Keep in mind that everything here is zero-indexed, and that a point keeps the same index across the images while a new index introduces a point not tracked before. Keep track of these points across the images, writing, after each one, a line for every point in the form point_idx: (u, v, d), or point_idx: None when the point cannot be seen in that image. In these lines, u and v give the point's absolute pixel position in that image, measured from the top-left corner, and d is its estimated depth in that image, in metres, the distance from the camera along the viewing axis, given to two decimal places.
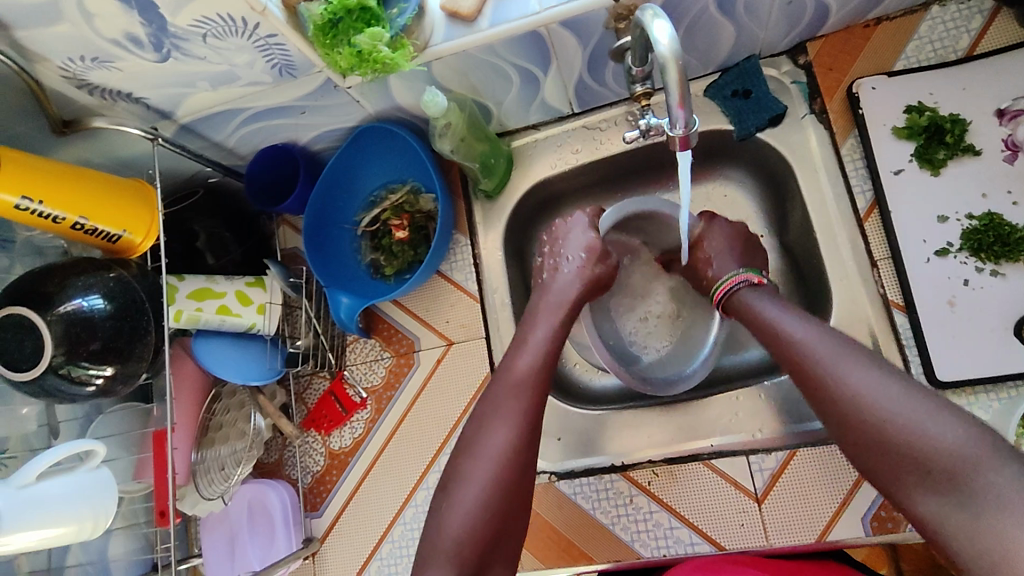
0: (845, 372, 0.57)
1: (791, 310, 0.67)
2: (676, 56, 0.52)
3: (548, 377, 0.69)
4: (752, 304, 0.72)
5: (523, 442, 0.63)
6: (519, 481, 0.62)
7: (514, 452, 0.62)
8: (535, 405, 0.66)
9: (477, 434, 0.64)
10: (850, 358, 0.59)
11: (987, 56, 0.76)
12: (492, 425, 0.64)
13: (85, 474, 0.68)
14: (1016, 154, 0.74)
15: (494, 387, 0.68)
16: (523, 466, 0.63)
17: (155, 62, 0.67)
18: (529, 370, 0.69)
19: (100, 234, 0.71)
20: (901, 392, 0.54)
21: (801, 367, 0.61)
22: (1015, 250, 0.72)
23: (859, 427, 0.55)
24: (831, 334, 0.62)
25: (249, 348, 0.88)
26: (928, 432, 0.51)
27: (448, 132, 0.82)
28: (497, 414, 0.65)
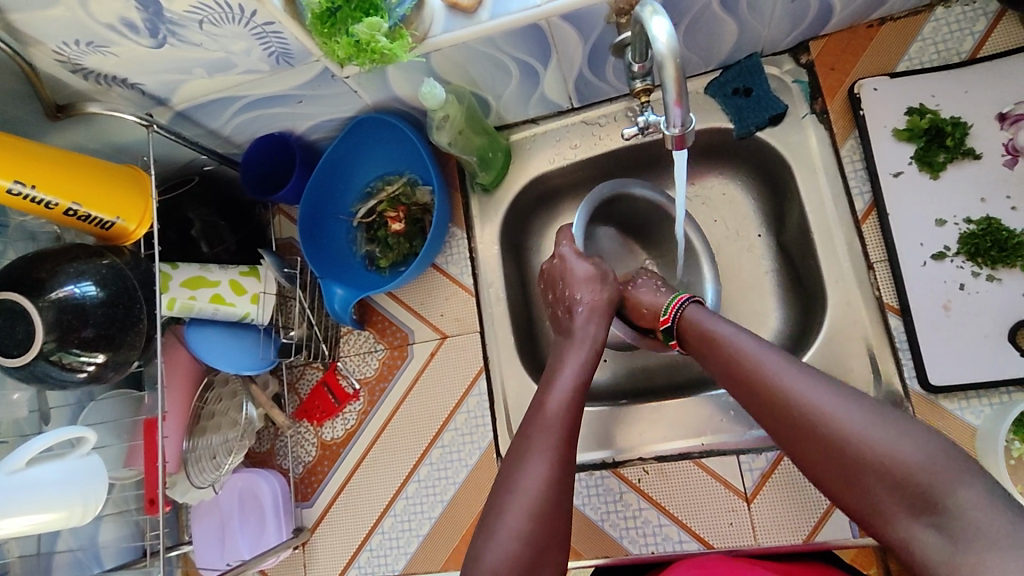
0: (803, 394, 0.58)
1: (744, 328, 0.67)
2: (674, 54, 0.52)
3: (578, 415, 0.70)
4: (699, 323, 0.71)
5: (558, 479, 0.64)
6: (556, 515, 0.63)
7: (552, 490, 0.63)
8: (568, 441, 0.67)
9: (512, 468, 0.65)
10: (802, 377, 0.60)
11: (990, 59, 0.76)
12: (528, 461, 0.65)
13: (77, 460, 0.68)
14: (1016, 159, 0.74)
15: (526, 424, 0.69)
16: (561, 505, 0.64)
17: (150, 48, 0.67)
18: (560, 407, 0.69)
19: (93, 221, 0.70)
20: (858, 408, 0.56)
21: (755, 388, 0.62)
22: (1012, 256, 0.72)
23: (821, 446, 0.56)
24: (779, 352, 0.63)
25: (243, 337, 0.88)
26: (896, 450, 0.53)
27: (446, 124, 0.81)
28: (531, 449, 0.66)
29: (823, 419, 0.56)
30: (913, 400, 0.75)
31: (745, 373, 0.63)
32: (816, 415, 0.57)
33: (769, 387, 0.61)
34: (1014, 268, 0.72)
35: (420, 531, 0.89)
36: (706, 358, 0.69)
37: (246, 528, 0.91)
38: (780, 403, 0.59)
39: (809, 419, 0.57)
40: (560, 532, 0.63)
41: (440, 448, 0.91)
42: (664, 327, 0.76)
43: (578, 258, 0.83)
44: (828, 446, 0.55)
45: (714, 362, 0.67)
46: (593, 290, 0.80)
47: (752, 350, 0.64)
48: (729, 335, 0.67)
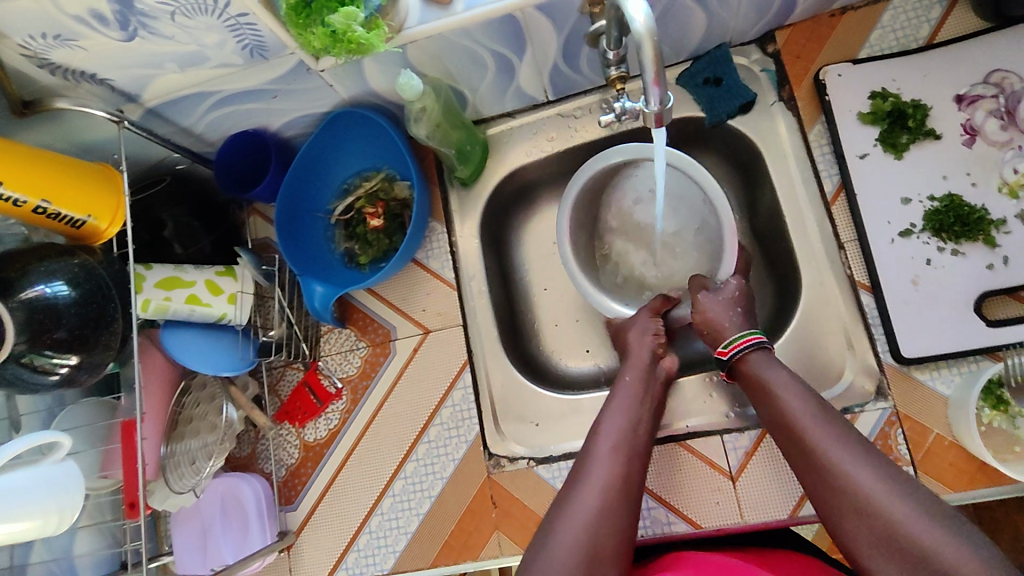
0: (845, 463, 0.59)
1: (799, 379, 0.68)
2: (651, 33, 0.53)
3: (641, 448, 0.72)
4: (757, 367, 0.72)
5: (617, 503, 0.65)
6: (618, 540, 0.63)
7: (609, 507, 0.65)
8: (632, 470, 0.69)
9: (571, 490, 0.67)
10: (847, 448, 0.60)
11: (946, 44, 0.79)
12: (587, 484, 0.67)
13: (49, 466, 0.66)
14: (974, 138, 0.77)
15: (583, 454, 0.71)
16: (620, 524, 0.64)
17: (120, 41, 0.65)
18: (623, 437, 0.71)
19: (63, 219, 0.68)
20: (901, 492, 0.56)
21: (802, 448, 0.63)
22: (974, 230, 0.75)
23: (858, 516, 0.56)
24: (833, 417, 0.64)
25: (220, 339, 0.86)
26: (927, 535, 0.53)
27: (423, 117, 0.81)
28: (592, 473, 0.68)
29: (864, 496, 0.57)
30: (887, 373, 0.77)
31: (796, 435, 0.64)
32: (856, 489, 0.57)
33: (813, 453, 0.61)
34: (977, 242, 0.75)
35: (409, 528, 0.88)
36: (761, 405, 0.70)
37: (229, 532, 0.90)
38: (821, 468, 0.60)
39: (849, 492, 0.58)
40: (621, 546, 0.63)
41: (426, 443, 0.90)
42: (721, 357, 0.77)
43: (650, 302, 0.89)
44: (863, 522, 0.56)
45: (768, 412, 0.69)
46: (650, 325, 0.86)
47: (803, 410, 0.65)
48: (785, 387, 0.68)
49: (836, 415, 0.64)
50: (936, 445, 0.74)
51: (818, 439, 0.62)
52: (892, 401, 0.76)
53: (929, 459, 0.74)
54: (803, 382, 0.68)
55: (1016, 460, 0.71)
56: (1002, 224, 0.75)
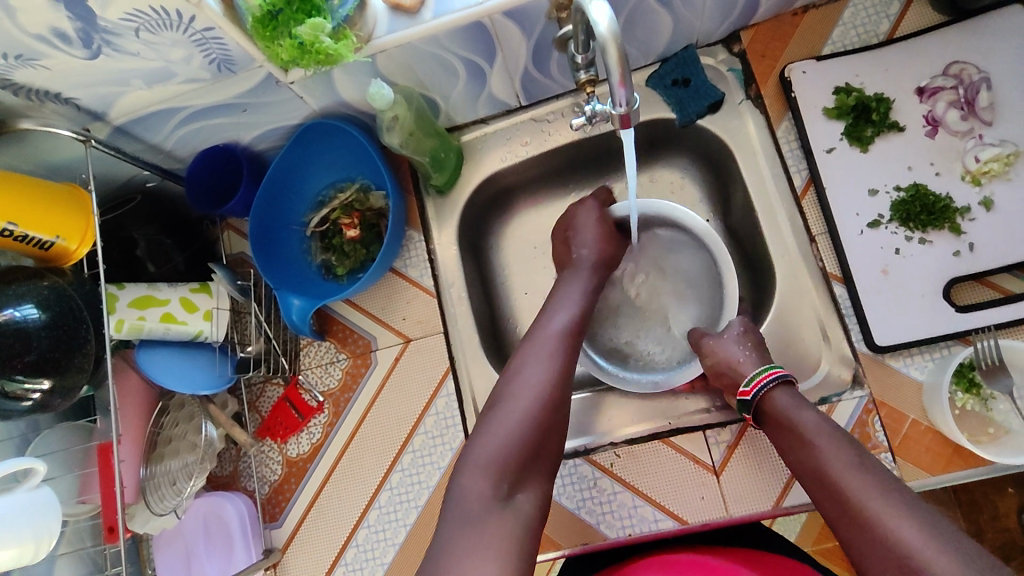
0: (885, 513, 0.55)
1: (830, 422, 0.66)
2: (615, 36, 0.54)
3: (578, 330, 0.77)
4: (787, 411, 0.69)
5: (559, 378, 0.70)
6: (556, 412, 0.68)
7: (550, 382, 0.70)
8: (569, 350, 0.74)
9: (515, 373, 0.71)
10: (888, 497, 0.56)
11: (905, 39, 0.81)
12: (530, 363, 0.71)
13: (25, 494, 0.64)
14: (936, 129, 0.79)
15: (527, 339, 0.75)
16: (561, 397, 0.69)
17: (84, 59, 0.65)
18: (562, 322, 0.77)
19: (31, 242, 0.67)
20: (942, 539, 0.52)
21: (838, 499, 0.59)
22: (940, 219, 0.77)
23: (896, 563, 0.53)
24: (873, 468, 0.60)
25: (196, 357, 0.85)
26: None
27: (395, 126, 0.81)
28: (535, 355, 0.72)
29: (906, 549, 0.53)
30: (862, 362, 0.78)
31: (833, 484, 0.60)
32: (898, 540, 0.53)
33: (852, 503, 0.58)
34: (943, 230, 0.77)
35: (396, 540, 0.87)
36: (792, 452, 0.66)
37: (212, 553, 0.89)
38: (861, 520, 0.56)
39: (891, 546, 0.53)
40: (560, 426, 0.68)
41: (410, 453, 0.89)
42: (742, 399, 0.74)
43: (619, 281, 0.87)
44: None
45: (801, 459, 0.65)
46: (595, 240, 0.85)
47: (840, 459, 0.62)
48: (816, 430, 0.65)
49: (877, 466, 0.61)
50: (913, 430, 0.76)
51: (856, 489, 0.58)
52: (868, 389, 0.78)
53: (906, 445, 0.75)
54: (839, 431, 0.65)
55: (990, 442, 0.73)
56: (966, 211, 0.77)
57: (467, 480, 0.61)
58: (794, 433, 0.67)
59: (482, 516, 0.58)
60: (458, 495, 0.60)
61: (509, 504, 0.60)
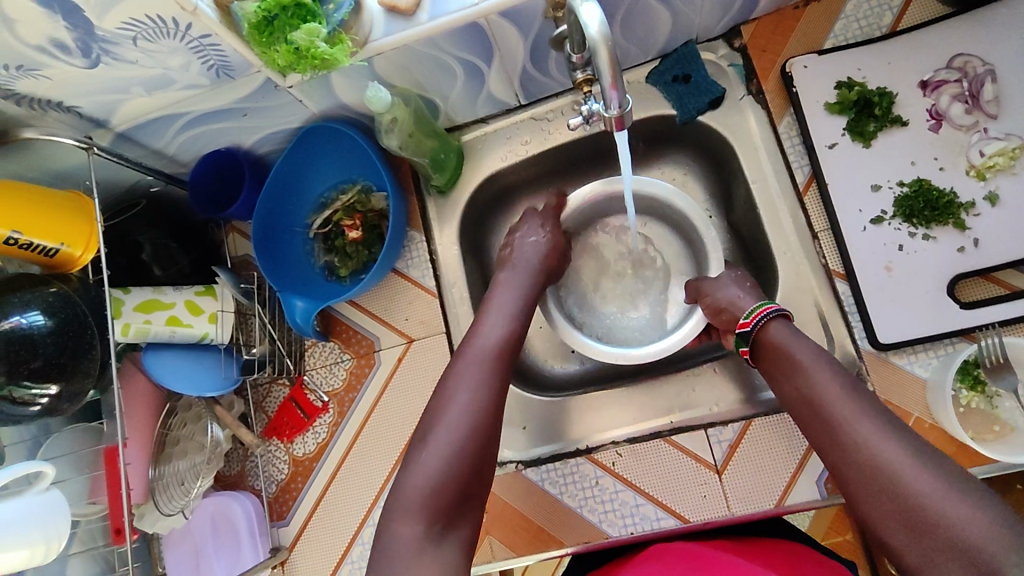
0: (871, 439, 0.56)
1: (824, 352, 0.66)
2: (605, 39, 0.54)
3: (509, 350, 0.72)
4: (782, 340, 0.69)
5: (489, 405, 0.66)
6: (485, 444, 0.64)
7: (480, 408, 0.65)
8: (499, 372, 0.69)
9: (444, 393, 0.67)
10: (874, 423, 0.57)
11: (908, 31, 0.80)
12: (458, 385, 0.67)
13: (34, 496, 0.65)
14: (940, 123, 0.78)
15: (458, 357, 0.71)
16: (490, 422, 0.65)
17: (84, 68, 0.66)
18: (493, 343, 0.72)
19: (36, 249, 0.68)
20: (930, 465, 0.53)
21: (826, 422, 0.60)
22: (944, 214, 0.76)
23: (881, 489, 0.54)
24: (861, 393, 0.61)
25: (202, 358, 0.86)
26: (964, 518, 0.49)
27: (394, 127, 0.81)
28: (463, 377, 0.68)
29: (890, 471, 0.54)
30: (865, 360, 0.78)
31: (822, 409, 0.61)
32: (886, 465, 0.54)
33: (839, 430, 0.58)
34: (947, 226, 0.76)
35: None
36: (785, 381, 0.67)
37: (221, 550, 0.90)
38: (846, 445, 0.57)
39: (877, 470, 0.54)
40: (493, 443, 0.65)
41: None
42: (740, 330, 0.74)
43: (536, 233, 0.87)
44: (886, 498, 0.53)
45: (792, 388, 0.65)
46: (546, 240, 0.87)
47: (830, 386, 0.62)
48: (811, 359, 0.65)
49: (866, 391, 0.61)
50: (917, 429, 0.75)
51: (847, 415, 0.59)
52: (871, 387, 0.77)
53: None
54: (827, 358, 0.65)
55: (995, 440, 0.72)
56: (971, 207, 0.76)
57: (399, 515, 0.58)
58: (789, 361, 0.66)
59: (422, 549, 0.56)
60: (392, 528, 0.58)
61: (439, 541, 0.58)
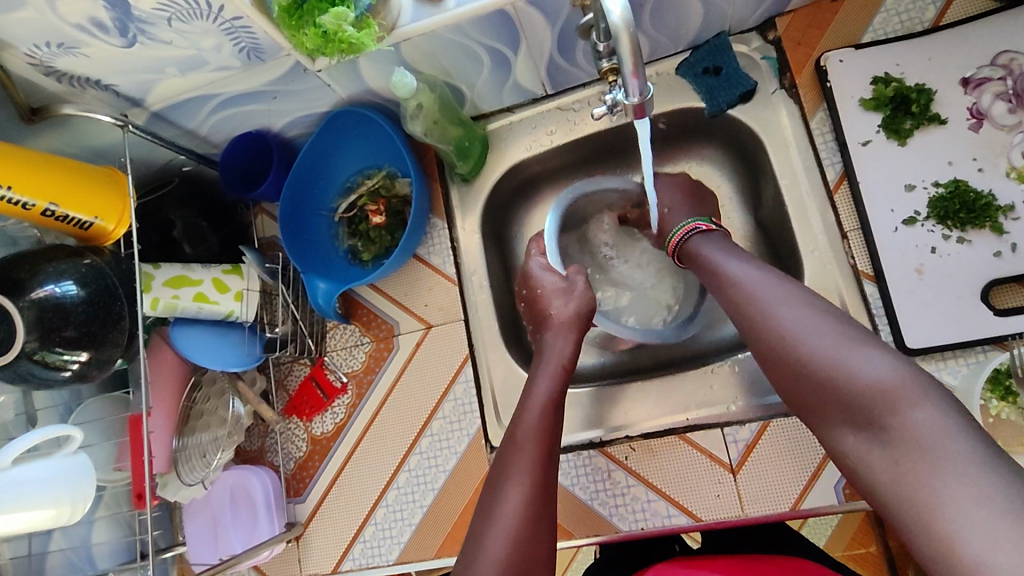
0: (777, 312, 0.60)
1: (738, 252, 0.70)
2: (628, 25, 0.53)
3: (554, 433, 0.69)
4: (703, 250, 0.73)
5: (537, 504, 0.63)
6: (536, 544, 0.61)
7: (529, 511, 0.62)
8: (544, 460, 0.66)
9: (491, 497, 0.64)
10: (784, 300, 0.61)
11: (951, 26, 0.77)
12: (505, 487, 0.64)
13: (63, 458, 0.68)
14: (981, 122, 0.75)
15: (505, 448, 0.68)
16: (541, 523, 0.62)
17: (121, 48, 0.68)
18: (534, 426, 0.69)
19: (71, 221, 0.70)
20: (828, 329, 0.57)
21: (740, 309, 0.64)
22: (981, 217, 0.73)
23: (789, 365, 0.58)
24: (771, 277, 0.64)
25: (228, 335, 0.89)
26: (857, 365, 0.53)
27: (420, 114, 0.82)
28: (509, 474, 0.65)
29: (792, 337, 0.58)
30: None
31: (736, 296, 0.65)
32: (788, 335, 0.58)
33: (746, 310, 0.63)
34: (983, 229, 0.73)
35: (413, 519, 0.89)
36: (707, 279, 0.71)
37: (238, 523, 0.92)
38: (754, 321, 0.62)
39: (783, 339, 0.59)
40: (546, 546, 0.62)
41: (428, 437, 0.91)
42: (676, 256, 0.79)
43: (544, 271, 0.85)
44: (794, 365, 0.57)
45: (715, 282, 0.69)
46: (561, 302, 0.82)
47: (744, 276, 0.66)
48: (724, 261, 0.69)
49: (774, 274, 0.65)
50: None
51: (755, 296, 0.63)
52: None
53: None
54: (753, 262, 0.68)
55: None
56: (1010, 210, 0.73)
57: None
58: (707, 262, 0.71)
59: None
60: None
61: None
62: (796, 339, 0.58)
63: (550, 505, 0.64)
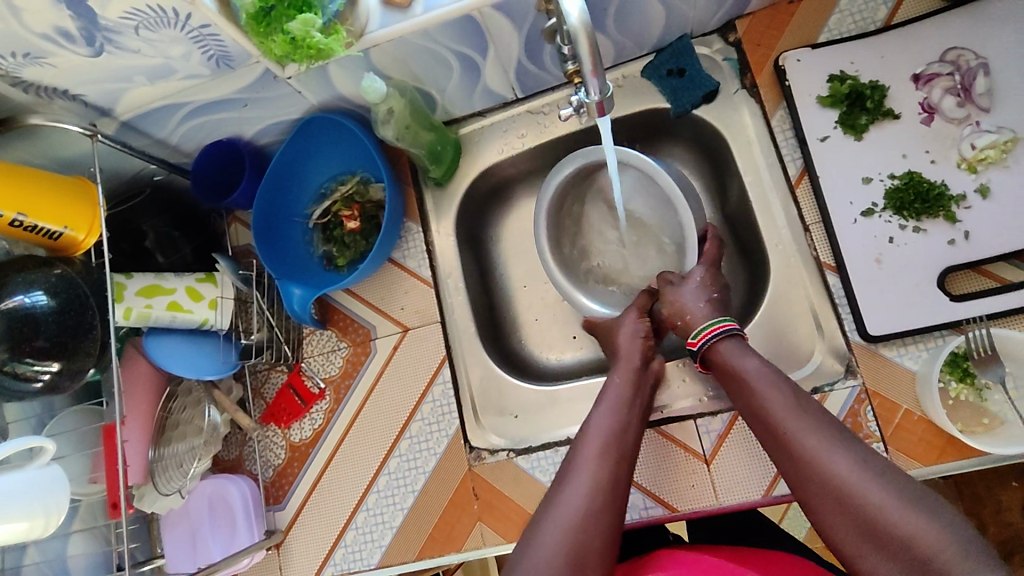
0: (822, 452, 0.58)
1: (768, 362, 0.68)
2: (586, 27, 0.55)
3: (624, 445, 0.71)
4: (732, 359, 0.70)
5: (600, 503, 0.65)
6: (603, 543, 0.63)
7: (592, 507, 0.65)
8: (614, 467, 0.68)
9: (554, 491, 0.67)
10: (827, 437, 0.59)
11: (902, 25, 0.80)
12: (570, 483, 0.67)
13: (35, 471, 0.67)
14: (932, 116, 0.78)
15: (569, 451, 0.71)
16: (606, 519, 0.65)
17: (87, 57, 0.68)
18: (603, 435, 0.71)
19: (40, 232, 0.70)
20: (877, 476, 0.56)
21: (780, 440, 0.62)
22: (935, 207, 0.76)
23: (838, 507, 0.56)
24: (809, 407, 0.63)
25: (203, 344, 0.88)
26: (918, 527, 0.52)
27: (391, 118, 0.83)
28: (574, 472, 0.68)
29: (841, 480, 0.56)
30: (855, 352, 0.78)
31: (773, 425, 0.63)
32: (833, 476, 0.57)
33: (791, 445, 0.61)
34: (937, 218, 0.76)
35: (394, 523, 0.89)
36: (733, 390, 0.69)
37: (217, 533, 0.91)
38: (800, 460, 0.59)
39: (830, 481, 0.57)
40: (611, 544, 0.64)
41: (408, 439, 0.91)
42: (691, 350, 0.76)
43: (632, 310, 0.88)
44: (843, 509, 0.56)
45: (746, 404, 0.67)
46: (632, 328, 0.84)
47: (776, 402, 0.64)
48: (758, 376, 0.67)
49: (809, 401, 0.64)
50: (906, 421, 0.75)
51: (795, 430, 0.61)
52: (861, 378, 0.77)
53: (898, 435, 0.75)
54: (782, 379, 0.66)
55: (984, 433, 0.72)
56: (962, 199, 0.75)
57: None
58: (735, 372, 0.69)
59: None
60: None
61: None
62: (847, 485, 0.56)
63: (618, 509, 0.66)
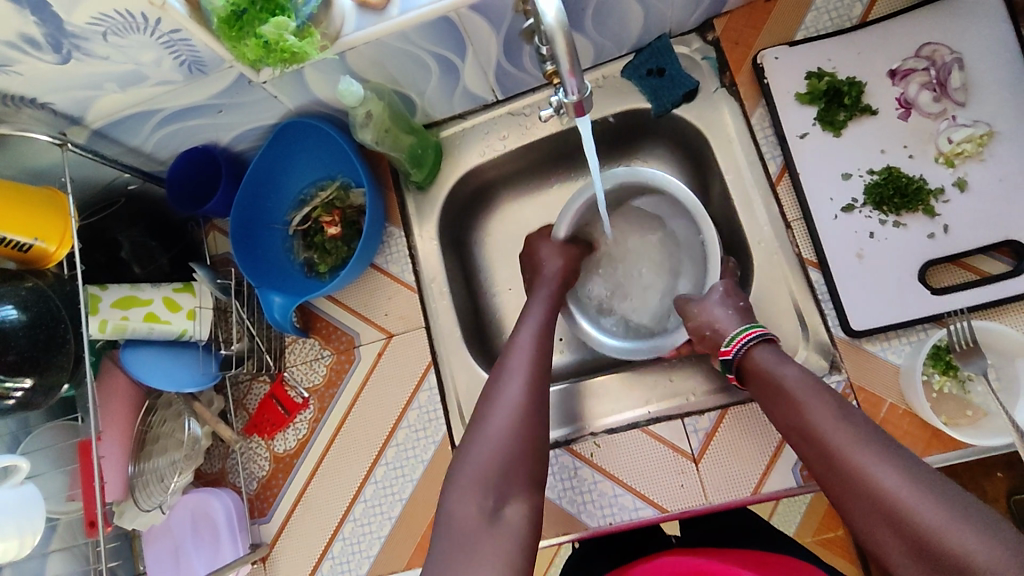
0: (868, 467, 0.55)
1: (812, 373, 0.66)
2: (563, 27, 0.55)
3: (548, 349, 0.76)
4: (772, 370, 0.69)
5: (536, 396, 0.70)
6: (535, 428, 0.67)
7: (529, 398, 0.69)
8: (542, 367, 0.73)
9: (494, 388, 0.71)
10: (875, 448, 0.56)
11: (877, 22, 0.81)
12: (507, 380, 0.71)
13: (8, 490, 0.65)
14: (909, 111, 0.78)
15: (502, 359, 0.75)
16: (540, 410, 0.69)
17: (55, 64, 0.66)
18: (529, 341, 0.76)
19: (10, 244, 0.68)
20: (927, 488, 0.52)
21: (825, 455, 0.59)
22: (914, 201, 0.76)
23: (887, 522, 0.52)
24: (854, 417, 0.60)
25: (180, 356, 0.86)
26: (971, 543, 0.47)
27: (369, 122, 0.82)
28: (508, 371, 0.72)
29: (885, 491, 0.53)
30: (839, 347, 0.78)
31: (817, 438, 0.60)
32: (878, 489, 0.53)
33: (838, 459, 0.57)
34: (917, 213, 0.76)
35: (382, 532, 0.88)
36: (775, 403, 0.67)
37: (200, 548, 0.90)
38: (847, 475, 0.56)
39: (875, 495, 0.53)
40: (542, 429, 0.68)
41: (394, 447, 0.90)
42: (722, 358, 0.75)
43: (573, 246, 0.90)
44: (892, 523, 0.52)
45: (790, 420, 0.65)
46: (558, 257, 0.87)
47: (820, 415, 0.61)
48: (800, 387, 0.65)
49: (855, 412, 0.61)
50: (892, 414, 0.75)
51: (841, 442, 0.58)
52: (845, 374, 0.77)
53: (885, 429, 0.75)
54: (828, 391, 0.64)
55: (969, 425, 0.73)
56: (940, 193, 0.76)
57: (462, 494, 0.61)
58: (776, 385, 0.67)
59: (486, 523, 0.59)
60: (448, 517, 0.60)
61: (504, 517, 0.60)
62: (894, 498, 0.52)
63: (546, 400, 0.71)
